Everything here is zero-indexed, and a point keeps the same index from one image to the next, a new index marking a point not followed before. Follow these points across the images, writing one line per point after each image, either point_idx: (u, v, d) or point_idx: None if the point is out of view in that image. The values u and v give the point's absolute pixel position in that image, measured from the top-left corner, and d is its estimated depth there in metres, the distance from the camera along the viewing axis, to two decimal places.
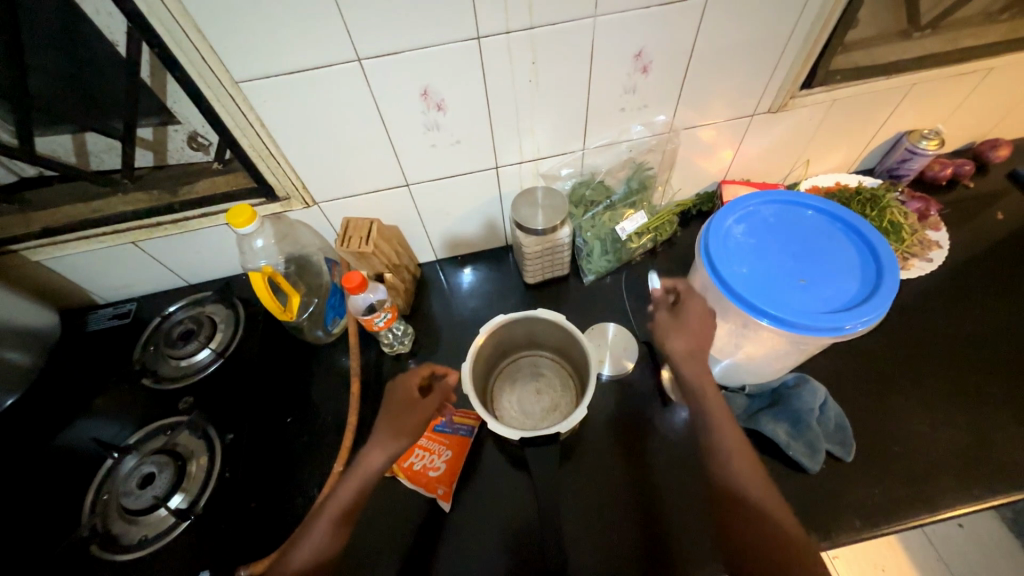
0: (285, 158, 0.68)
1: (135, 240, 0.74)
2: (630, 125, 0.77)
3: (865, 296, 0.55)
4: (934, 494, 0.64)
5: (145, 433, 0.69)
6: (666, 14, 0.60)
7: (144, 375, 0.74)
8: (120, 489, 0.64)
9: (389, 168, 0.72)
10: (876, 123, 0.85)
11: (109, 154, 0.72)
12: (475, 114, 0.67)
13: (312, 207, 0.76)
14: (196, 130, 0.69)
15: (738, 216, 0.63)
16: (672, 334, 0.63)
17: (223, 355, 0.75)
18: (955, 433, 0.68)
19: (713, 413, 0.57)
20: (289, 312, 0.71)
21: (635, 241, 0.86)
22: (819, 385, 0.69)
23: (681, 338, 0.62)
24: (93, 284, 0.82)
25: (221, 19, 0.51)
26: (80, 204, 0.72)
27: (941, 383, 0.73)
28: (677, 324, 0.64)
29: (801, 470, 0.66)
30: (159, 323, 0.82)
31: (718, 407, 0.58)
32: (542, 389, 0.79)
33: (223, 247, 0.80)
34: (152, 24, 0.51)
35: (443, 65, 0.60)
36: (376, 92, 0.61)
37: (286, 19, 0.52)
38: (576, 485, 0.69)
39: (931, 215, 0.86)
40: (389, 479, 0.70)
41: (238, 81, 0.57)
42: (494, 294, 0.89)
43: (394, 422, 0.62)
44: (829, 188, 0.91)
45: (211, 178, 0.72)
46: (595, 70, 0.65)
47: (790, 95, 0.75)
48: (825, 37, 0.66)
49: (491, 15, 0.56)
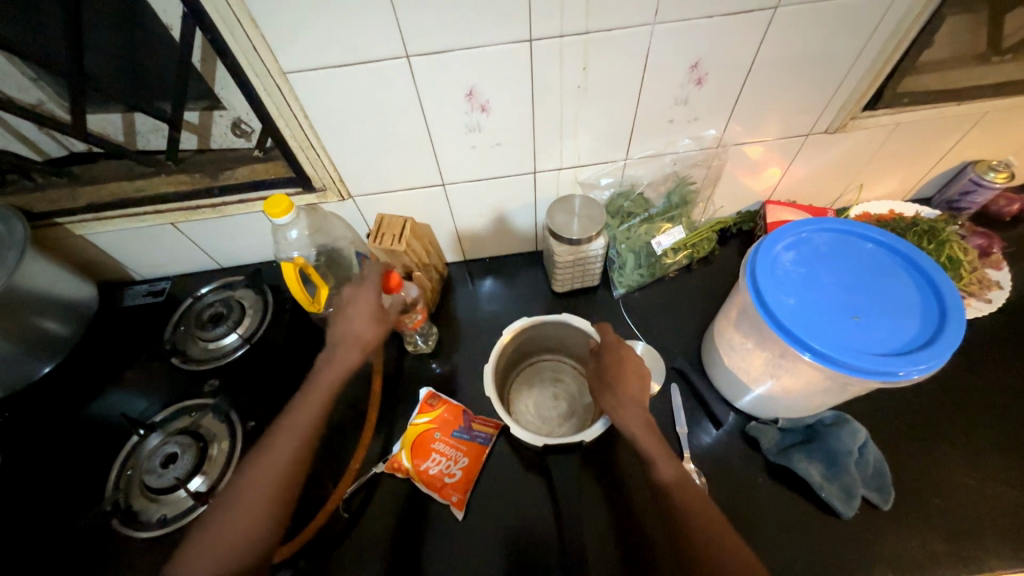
0: (325, 151, 0.67)
1: (174, 222, 0.75)
2: (677, 138, 0.74)
3: (925, 339, 0.51)
4: (979, 554, 0.60)
5: (169, 412, 0.71)
6: (730, 24, 0.57)
7: (173, 355, 0.76)
8: (143, 466, 0.65)
9: (427, 166, 0.71)
10: (939, 151, 0.80)
11: (155, 135, 0.74)
12: (519, 117, 0.66)
13: (347, 200, 0.76)
14: (240, 117, 0.69)
15: (789, 242, 0.60)
16: (604, 390, 0.62)
17: (249, 340, 0.75)
18: (1003, 490, 0.64)
19: (639, 438, 0.56)
20: (317, 304, 0.70)
21: (671, 256, 0.83)
22: (860, 426, 0.65)
23: (610, 392, 0.61)
24: (130, 261, 0.84)
25: (274, 7, 0.50)
26: (124, 182, 0.74)
27: (995, 435, 0.68)
28: (602, 374, 0.63)
29: (833, 513, 0.63)
30: (190, 304, 0.82)
31: (642, 428, 0.57)
32: (559, 395, 0.77)
33: (256, 234, 0.80)
34: (206, 11, 0.51)
35: (492, 67, 0.59)
36: (422, 91, 0.60)
37: (341, 12, 0.51)
38: (598, 505, 0.66)
39: (993, 253, 0.79)
40: (402, 480, 0.69)
41: (287, 72, 0.56)
42: (519, 299, 0.88)
43: (288, 424, 0.54)
44: (883, 216, 0.85)
45: (249, 166, 0.72)
46: (647, 79, 0.63)
47: (850, 116, 0.71)
48: (897, 56, 0.62)
49: (545, 18, 0.54)
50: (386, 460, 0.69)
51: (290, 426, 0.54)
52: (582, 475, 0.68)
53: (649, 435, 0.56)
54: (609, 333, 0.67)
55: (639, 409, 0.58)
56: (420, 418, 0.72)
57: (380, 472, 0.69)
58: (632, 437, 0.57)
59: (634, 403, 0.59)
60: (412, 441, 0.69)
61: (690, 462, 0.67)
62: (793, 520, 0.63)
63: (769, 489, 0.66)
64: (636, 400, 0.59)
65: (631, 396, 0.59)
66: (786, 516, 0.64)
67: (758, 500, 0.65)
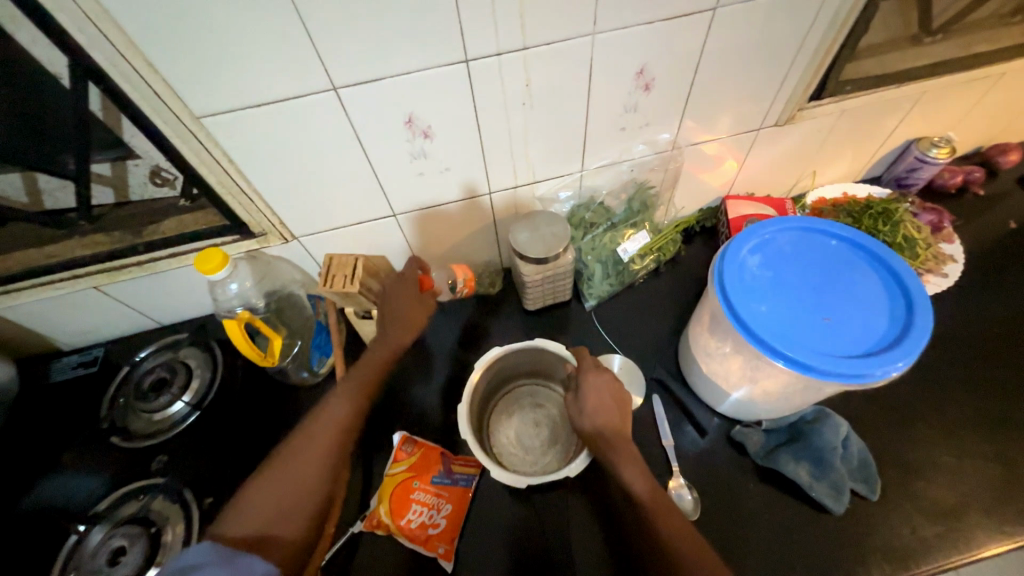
0: (259, 196, 0.62)
1: (98, 284, 0.67)
2: (631, 145, 0.72)
3: (897, 335, 0.51)
4: (965, 532, 0.61)
5: (113, 499, 0.63)
6: (670, 28, 0.55)
7: (113, 434, 0.68)
8: (87, 568, 0.58)
9: (373, 199, 0.67)
10: (884, 132, 0.81)
11: (64, 191, 0.65)
12: (465, 139, 0.62)
13: (291, 242, 0.70)
14: (158, 164, 0.63)
15: (753, 245, 0.58)
16: (581, 418, 0.59)
17: (199, 407, 0.69)
18: (979, 464, 0.65)
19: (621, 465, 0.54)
20: (270, 357, 0.65)
21: (639, 263, 0.81)
22: (841, 419, 0.65)
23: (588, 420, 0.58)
24: (53, 332, 0.75)
25: (171, 47, 0.44)
26: (33, 249, 0.66)
27: (965, 409, 0.69)
28: (578, 400, 0.60)
29: (826, 512, 0.62)
30: (127, 372, 0.75)
31: (624, 457, 0.55)
32: (541, 421, 0.73)
33: (196, 287, 0.74)
34: (96, 59, 0.46)
35: (429, 91, 0.55)
36: (357, 125, 0.56)
37: (253, 50, 0.46)
38: (592, 536, 0.63)
39: (945, 227, 0.82)
40: (382, 538, 0.64)
41: (199, 116, 0.51)
42: (490, 323, 0.83)
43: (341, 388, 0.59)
44: (838, 200, 0.86)
45: (177, 217, 0.66)
46: (594, 88, 0.60)
47: (798, 107, 0.71)
48: (836, 47, 0.62)
49: (480, 36, 0.50)
50: (364, 518, 0.64)
51: (327, 415, 0.56)
52: (573, 506, 0.65)
53: (634, 463, 0.55)
54: (582, 355, 0.65)
55: (617, 437, 0.57)
56: (395, 468, 0.67)
57: (359, 531, 0.65)
58: (617, 465, 0.55)
59: (612, 434, 0.57)
60: (390, 495, 0.64)
61: (678, 477, 0.66)
62: (787, 524, 0.62)
63: (760, 495, 0.65)
64: (610, 428, 0.57)
65: (607, 425, 0.57)
66: (779, 521, 0.63)
67: (750, 506, 0.64)
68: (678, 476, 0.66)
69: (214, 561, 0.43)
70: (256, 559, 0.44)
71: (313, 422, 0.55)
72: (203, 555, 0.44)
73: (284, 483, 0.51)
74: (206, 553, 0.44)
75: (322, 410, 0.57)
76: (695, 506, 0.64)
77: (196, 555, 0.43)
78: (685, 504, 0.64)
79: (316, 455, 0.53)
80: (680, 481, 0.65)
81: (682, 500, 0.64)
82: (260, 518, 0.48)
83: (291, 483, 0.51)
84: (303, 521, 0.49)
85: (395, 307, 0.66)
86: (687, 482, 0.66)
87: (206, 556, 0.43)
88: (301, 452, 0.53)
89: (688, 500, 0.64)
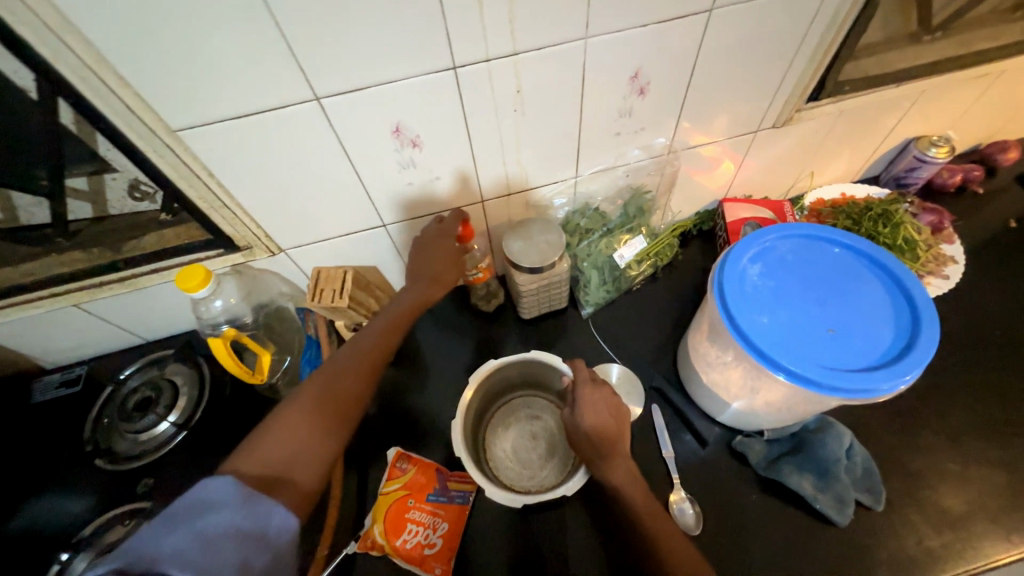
0: (242, 209, 0.60)
1: (77, 302, 0.65)
2: (626, 149, 0.70)
3: (902, 347, 0.50)
4: (970, 541, 0.60)
5: (97, 525, 0.61)
6: (666, 29, 0.53)
7: (97, 456, 0.66)
8: None
9: (362, 209, 0.65)
10: (883, 131, 0.79)
11: (39, 208, 0.62)
12: (456, 146, 0.60)
13: (278, 254, 0.68)
14: (138, 178, 0.59)
15: (754, 254, 0.57)
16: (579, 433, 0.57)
17: (186, 426, 0.67)
18: (983, 470, 0.64)
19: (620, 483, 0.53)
20: (259, 374, 0.63)
21: (635, 268, 0.80)
22: (844, 429, 0.64)
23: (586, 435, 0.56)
24: (34, 351, 0.73)
25: (141, 58, 0.42)
26: (7, 268, 0.63)
27: (968, 415, 0.68)
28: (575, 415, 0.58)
29: (830, 523, 0.61)
30: (111, 391, 0.73)
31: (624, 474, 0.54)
32: (538, 434, 0.72)
33: (180, 302, 0.72)
34: (62, 74, 0.43)
35: (416, 98, 0.53)
36: (342, 134, 0.54)
37: (229, 60, 0.44)
38: (591, 552, 0.62)
39: (945, 227, 0.81)
40: (377, 559, 0.63)
41: (175, 130, 0.49)
42: (484, 333, 0.82)
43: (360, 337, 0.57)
44: (836, 201, 0.85)
45: (159, 232, 0.64)
46: (588, 92, 0.58)
47: (796, 109, 0.70)
48: (835, 47, 0.61)
49: (467, 41, 0.48)
50: (358, 538, 0.62)
51: (347, 368, 0.53)
52: (572, 522, 0.64)
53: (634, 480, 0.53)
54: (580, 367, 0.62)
55: (618, 451, 0.55)
56: (389, 486, 0.65)
57: (353, 552, 0.63)
58: (617, 482, 0.53)
59: (613, 449, 0.55)
60: (385, 515, 0.62)
61: (679, 490, 0.65)
62: (790, 536, 0.61)
63: (762, 506, 0.63)
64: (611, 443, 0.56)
65: (608, 439, 0.55)
66: (782, 532, 0.62)
67: (752, 519, 0.63)
68: (679, 489, 0.65)
69: (235, 502, 0.40)
70: (277, 507, 0.41)
71: (332, 368, 0.53)
72: (223, 492, 0.40)
73: (301, 430, 0.48)
74: (228, 490, 0.40)
75: (342, 361, 0.54)
76: (697, 521, 0.62)
77: (217, 491, 0.40)
78: (687, 518, 0.63)
79: (335, 406, 0.51)
80: (682, 495, 0.64)
81: (683, 514, 0.63)
82: (274, 460, 0.45)
83: (309, 429, 0.48)
84: (318, 471, 0.47)
85: (430, 256, 0.63)
86: (689, 495, 0.65)
87: (227, 495, 0.40)
88: (320, 399, 0.50)
89: (690, 514, 0.63)
